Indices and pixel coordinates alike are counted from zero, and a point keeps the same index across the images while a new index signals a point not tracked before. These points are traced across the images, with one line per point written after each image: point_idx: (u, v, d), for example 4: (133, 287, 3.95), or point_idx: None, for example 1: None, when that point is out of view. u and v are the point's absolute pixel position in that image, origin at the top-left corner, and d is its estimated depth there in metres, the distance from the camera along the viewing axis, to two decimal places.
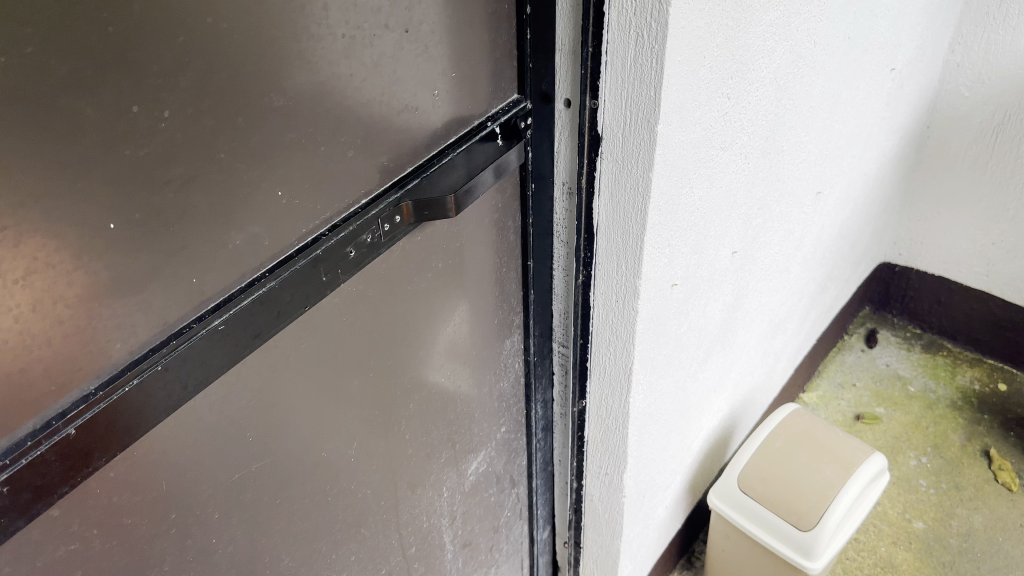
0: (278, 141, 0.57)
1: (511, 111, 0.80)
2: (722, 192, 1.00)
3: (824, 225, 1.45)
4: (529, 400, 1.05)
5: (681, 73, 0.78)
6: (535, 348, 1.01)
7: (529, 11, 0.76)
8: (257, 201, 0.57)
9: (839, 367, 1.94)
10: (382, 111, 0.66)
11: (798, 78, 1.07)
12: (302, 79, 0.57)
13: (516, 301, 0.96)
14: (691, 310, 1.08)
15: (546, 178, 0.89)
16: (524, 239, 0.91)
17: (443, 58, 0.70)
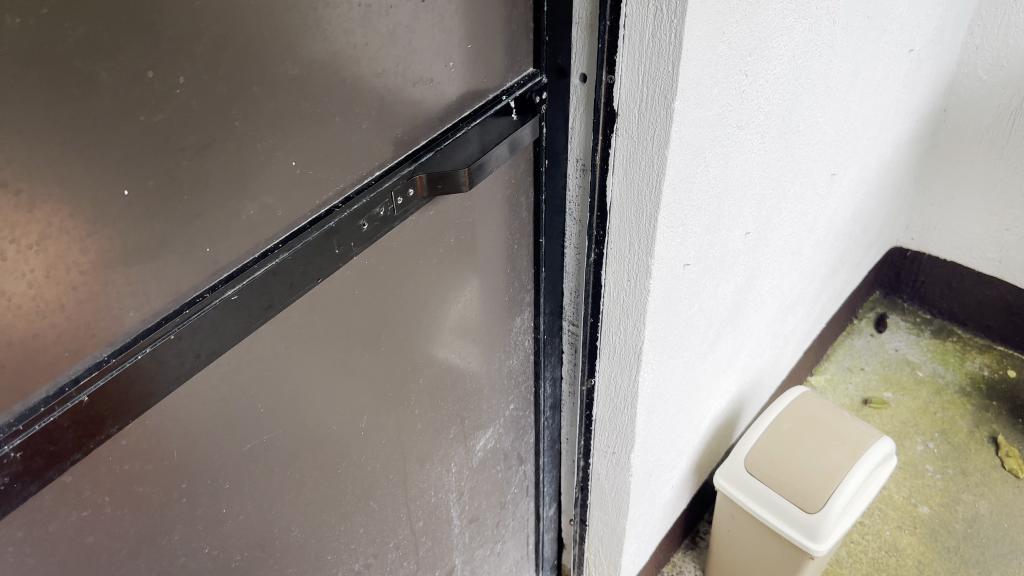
0: (293, 110, 0.57)
1: (527, 85, 0.79)
2: (737, 171, 1.00)
3: (837, 207, 1.44)
4: (538, 378, 1.05)
5: (699, 50, 0.77)
6: (546, 326, 1.01)
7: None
8: (270, 171, 0.57)
9: (848, 351, 1.93)
10: (397, 82, 0.65)
11: (816, 58, 1.05)
12: (318, 48, 0.56)
13: (527, 279, 0.95)
14: (703, 291, 1.07)
15: (561, 154, 0.88)
16: (537, 216, 0.91)
17: (459, 29, 0.69)
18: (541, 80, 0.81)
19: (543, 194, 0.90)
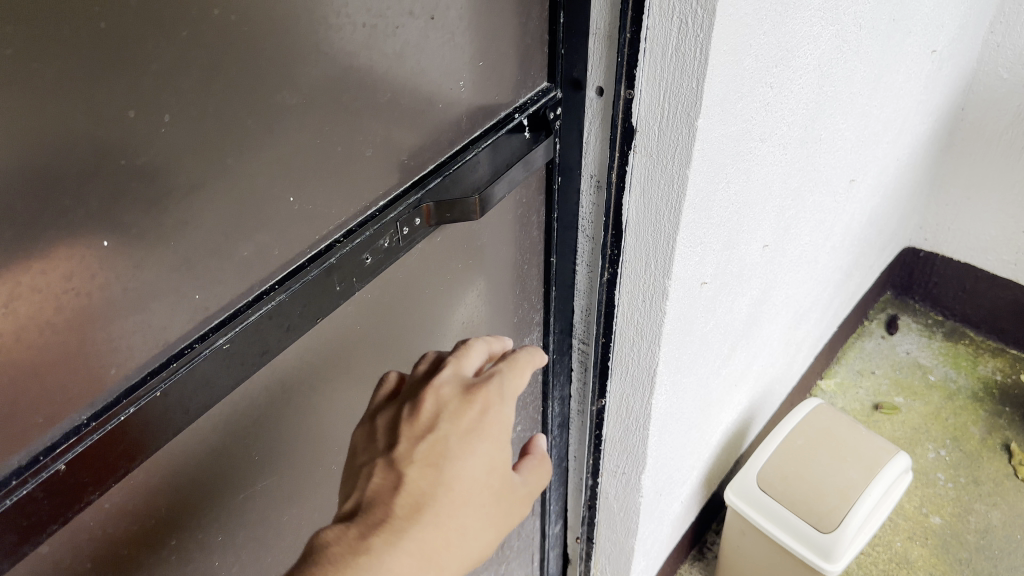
0: (292, 140, 0.52)
1: (541, 101, 0.77)
2: (758, 185, 0.95)
3: (855, 213, 1.39)
4: (546, 398, 1.02)
5: (725, 64, 0.72)
6: (555, 345, 0.98)
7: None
8: (267, 209, 0.52)
9: (858, 354, 1.89)
10: (404, 105, 0.60)
11: (841, 64, 1.00)
12: (320, 74, 0.52)
13: (536, 298, 0.94)
14: (719, 307, 1.03)
15: (574, 171, 0.84)
16: (548, 234, 0.89)
17: (469, 46, 0.64)
18: (556, 96, 0.78)
19: (556, 211, 0.87)
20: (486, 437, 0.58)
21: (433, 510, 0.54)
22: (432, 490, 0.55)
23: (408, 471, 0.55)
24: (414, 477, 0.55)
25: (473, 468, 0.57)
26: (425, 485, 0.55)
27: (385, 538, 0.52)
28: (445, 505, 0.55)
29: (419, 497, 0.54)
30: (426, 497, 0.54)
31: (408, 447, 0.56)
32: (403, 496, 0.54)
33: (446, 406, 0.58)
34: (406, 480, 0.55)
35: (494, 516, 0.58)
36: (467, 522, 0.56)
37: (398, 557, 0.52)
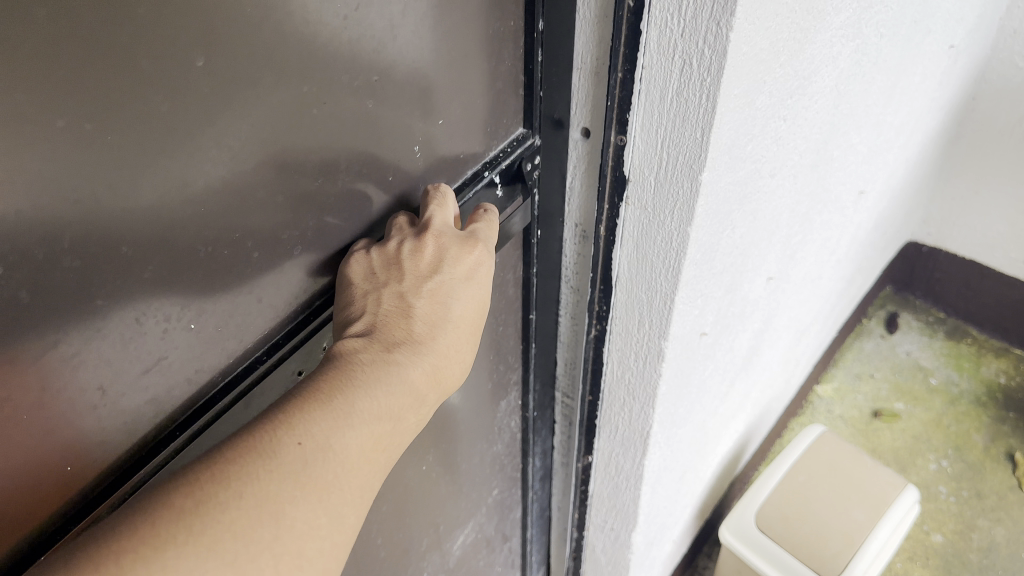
0: (188, 259, 0.42)
1: (515, 152, 0.67)
2: (765, 221, 0.84)
3: (862, 223, 1.29)
4: (527, 455, 0.94)
5: (735, 108, 0.61)
6: (535, 402, 0.89)
7: (541, 28, 0.61)
8: (162, 347, 0.43)
9: (857, 356, 1.81)
10: (338, 188, 0.50)
11: (859, 78, 0.88)
12: (223, 172, 0.41)
13: (515, 357, 0.83)
14: (719, 350, 0.93)
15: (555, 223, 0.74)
16: (527, 288, 0.78)
17: (421, 105, 0.54)
18: (532, 142, 0.69)
19: (535, 265, 0.77)
20: (481, 284, 0.56)
21: (444, 338, 0.52)
22: (442, 319, 0.53)
23: (420, 298, 0.52)
24: (426, 302, 0.52)
25: (471, 304, 0.55)
26: (435, 313, 0.52)
27: (408, 352, 0.49)
28: (452, 338, 0.53)
29: (432, 323, 0.52)
30: (438, 325, 0.52)
31: (418, 276, 0.53)
32: (417, 319, 0.51)
33: (452, 239, 0.55)
34: (416, 309, 0.52)
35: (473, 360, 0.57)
36: (463, 357, 0.54)
37: (420, 373, 0.49)
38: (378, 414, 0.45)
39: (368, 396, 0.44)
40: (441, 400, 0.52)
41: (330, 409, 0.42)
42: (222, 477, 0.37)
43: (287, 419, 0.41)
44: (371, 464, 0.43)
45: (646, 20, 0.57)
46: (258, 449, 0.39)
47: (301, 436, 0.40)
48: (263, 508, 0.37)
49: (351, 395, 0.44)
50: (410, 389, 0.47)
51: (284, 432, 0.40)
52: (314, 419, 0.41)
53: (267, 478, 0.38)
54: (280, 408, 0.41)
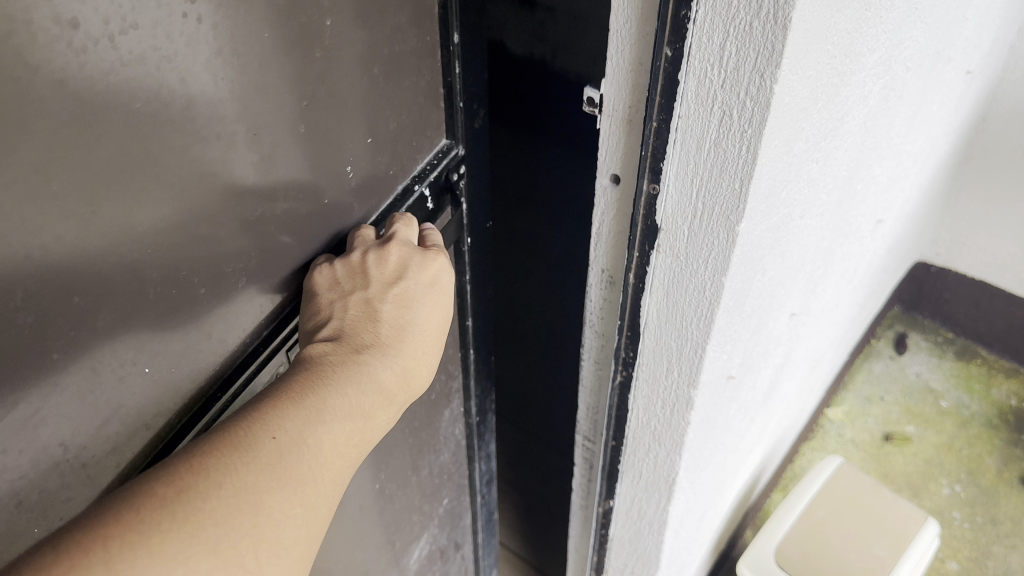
0: (138, 302, 0.47)
1: (441, 163, 0.75)
2: (792, 260, 0.82)
3: (877, 250, 1.27)
4: (471, 456, 1.09)
5: (774, 158, 0.58)
6: (476, 408, 1.02)
7: (455, 43, 0.68)
8: (120, 389, 0.48)
9: (866, 378, 1.79)
10: (279, 218, 0.57)
11: (886, 112, 0.87)
12: (166, 212, 0.46)
13: (455, 364, 0.93)
14: (743, 389, 0.91)
15: (478, 220, 0.85)
16: (461, 293, 0.87)
17: (350, 122, 0.61)
18: (458, 152, 0.76)
19: (468, 272, 0.86)
20: (438, 294, 0.63)
21: (407, 341, 0.58)
22: (405, 325, 0.59)
23: (385, 304, 0.58)
24: (392, 308, 0.59)
25: (432, 313, 0.62)
26: (399, 319, 0.59)
27: (375, 353, 0.55)
28: (416, 341, 0.59)
29: (396, 328, 0.58)
30: (402, 330, 0.58)
31: (383, 286, 0.59)
32: (382, 324, 0.57)
33: (415, 253, 0.63)
34: (381, 315, 0.58)
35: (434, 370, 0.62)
36: (427, 361, 0.60)
37: (387, 374, 0.55)
38: (348, 409, 0.50)
39: (340, 394, 0.50)
40: (408, 400, 0.58)
41: (306, 406, 0.47)
42: (206, 466, 0.41)
43: (263, 414, 0.45)
44: (343, 457, 0.48)
45: (684, 70, 0.54)
46: (237, 441, 0.43)
47: (276, 430, 0.45)
48: (242, 495, 0.41)
49: (324, 393, 0.49)
50: (377, 388, 0.53)
51: (260, 427, 0.44)
52: (290, 415, 0.46)
53: (245, 467, 0.42)
54: (259, 405, 0.46)
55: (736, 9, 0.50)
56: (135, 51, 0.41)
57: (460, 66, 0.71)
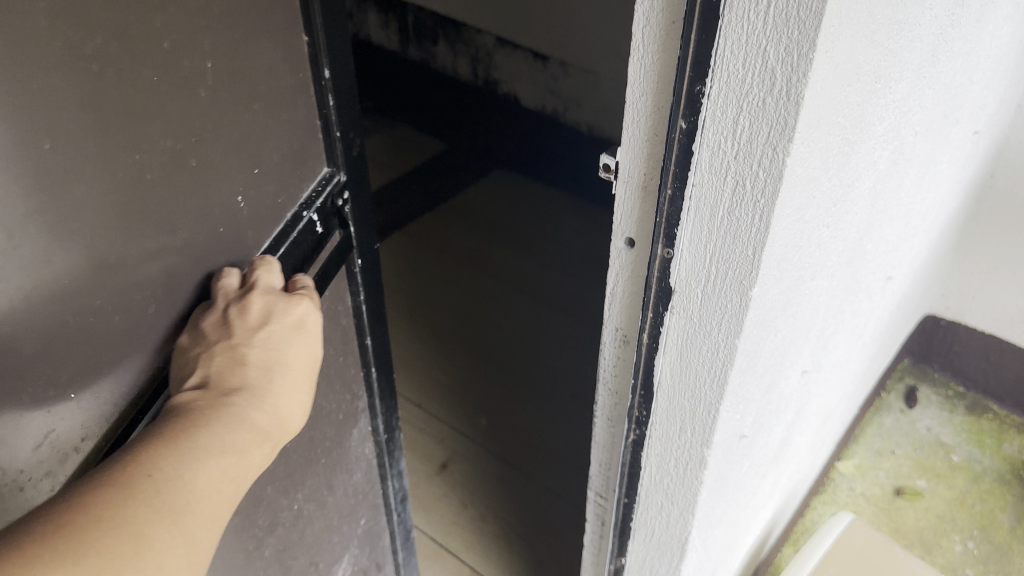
0: (55, 329, 0.52)
1: (325, 190, 0.78)
2: (803, 320, 0.83)
3: (887, 306, 1.28)
4: (384, 478, 1.09)
5: (786, 225, 0.60)
6: (384, 425, 1.03)
7: (326, 78, 0.74)
8: (40, 410, 0.53)
9: (877, 431, 1.79)
10: (180, 246, 0.62)
11: (895, 175, 0.89)
12: (74, 241, 0.52)
13: (359, 384, 0.96)
14: (756, 446, 0.91)
15: (368, 242, 0.89)
16: (358, 314, 0.91)
17: (239, 155, 0.66)
18: (340, 179, 0.80)
19: (363, 292, 0.90)
20: (308, 332, 0.66)
21: (278, 379, 0.61)
22: (275, 364, 0.62)
23: (252, 347, 0.61)
24: (258, 351, 0.61)
25: (301, 351, 0.64)
26: (270, 359, 0.61)
27: (246, 394, 0.58)
28: (287, 379, 0.62)
29: (266, 368, 0.61)
30: (271, 369, 0.61)
31: (247, 330, 0.61)
32: (251, 366, 0.60)
33: (278, 297, 0.64)
34: (249, 358, 0.60)
35: (310, 405, 0.66)
36: (298, 400, 0.63)
37: (258, 413, 0.58)
38: (221, 446, 0.54)
39: (211, 434, 0.54)
40: (285, 433, 0.61)
41: (179, 448, 0.51)
42: (85, 507, 0.45)
43: (136, 457, 0.49)
44: (219, 489, 0.53)
45: (698, 140, 0.56)
46: (116, 482, 0.47)
47: (151, 468, 0.49)
48: (124, 531, 0.46)
49: (195, 434, 0.53)
50: (248, 426, 0.57)
51: (135, 468, 0.49)
52: (164, 457, 0.50)
53: (123, 507, 0.46)
54: (132, 450, 0.50)
55: (749, 85, 0.52)
56: (36, 92, 0.47)
57: (334, 100, 0.76)
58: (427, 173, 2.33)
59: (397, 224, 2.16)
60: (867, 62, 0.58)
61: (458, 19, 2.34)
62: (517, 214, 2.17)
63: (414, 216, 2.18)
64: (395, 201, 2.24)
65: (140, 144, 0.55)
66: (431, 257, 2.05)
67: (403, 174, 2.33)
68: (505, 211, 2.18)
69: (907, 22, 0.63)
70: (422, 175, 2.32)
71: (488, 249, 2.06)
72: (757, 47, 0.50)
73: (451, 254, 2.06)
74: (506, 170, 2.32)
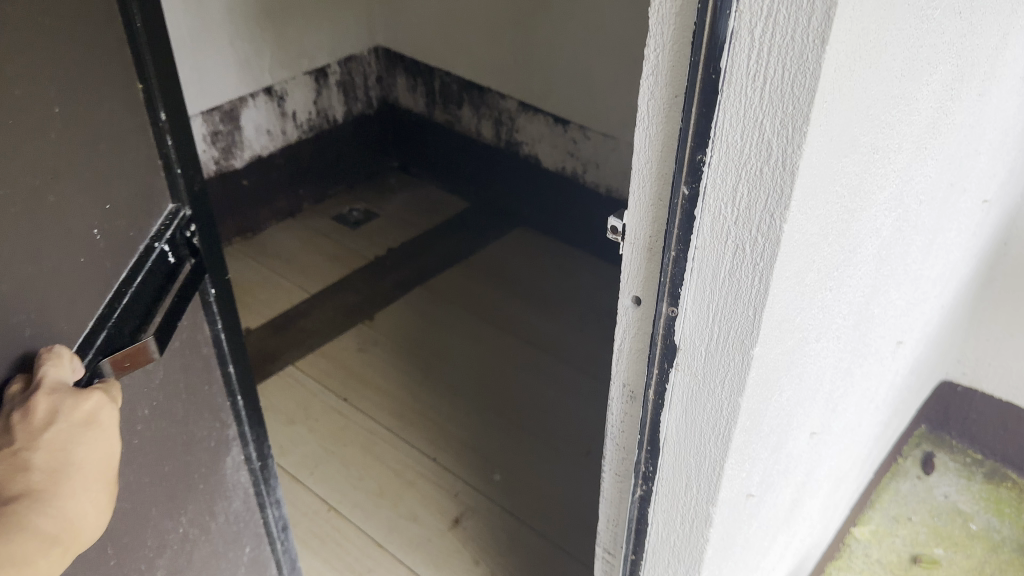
0: None
1: (173, 224, 0.82)
2: (809, 382, 0.85)
3: (899, 370, 1.29)
4: (263, 507, 1.11)
5: (786, 287, 0.62)
6: (256, 452, 1.06)
7: (162, 118, 0.78)
8: None
9: (893, 497, 1.77)
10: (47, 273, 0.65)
11: (900, 242, 0.91)
12: None
13: (227, 412, 0.99)
14: (763, 507, 0.92)
15: (221, 271, 0.92)
16: (219, 343, 0.94)
17: (95, 188, 0.70)
18: (185, 212, 0.85)
19: (219, 321, 0.93)
20: (105, 426, 0.64)
21: (66, 483, 0.60)
22: (63, 466, 0.61)
23: (36, 451, 0.59)
24: (43, 454, 0.59)
25: (96, 448, 0.63)
26: (56, 462, 0.60)
27: (28, 503, 0.58)
28: (77, 480, 0.61)
29: (51, 473, 0.60)
30: (57, 472, 0.60)
31: (31, 436, 0.59)
32: (34, 473, 0.59)
33: (66, 393, 0.62)
34: (33, 462, 0.59)
35: (111, 500, 0.65)
36: (94, 502, 0.63)
37: (41, 520, 0.58)
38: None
39: None
40: (81, 530, 0.61)
41: None
42: None
43: None
44: None
45: (700, 205, 0.59)
46: None
47: None
48: None
49: None
50: (31, 537, 0.57)
51: None
52: None
53: None
54: None
55: (747, 155, 0.55)
56: None
57: (172, 137, 0.80)
58: (447, 230, 2.38)
59: (419, 280, 2.20)
60: (863, 135, 0.61)
61: (482, 81, 2.28)
62: (536, 272, 2.21)
63: (435, 272, 2.22)
64: (416, 257, 2.29)
65: (4, 177, 0.59)
66: (445, 316, 2.08)
67: (427, 231, 2.39)
68: (525, 269, 2.22)
69: (902, 98, 0.66)
70: (445, 232, 2.37)
71: (507, 306, 2.10)
72: (754, 120, 0.53)
73: (470, 310, 2.09)
74: (524, 229, 2.37)
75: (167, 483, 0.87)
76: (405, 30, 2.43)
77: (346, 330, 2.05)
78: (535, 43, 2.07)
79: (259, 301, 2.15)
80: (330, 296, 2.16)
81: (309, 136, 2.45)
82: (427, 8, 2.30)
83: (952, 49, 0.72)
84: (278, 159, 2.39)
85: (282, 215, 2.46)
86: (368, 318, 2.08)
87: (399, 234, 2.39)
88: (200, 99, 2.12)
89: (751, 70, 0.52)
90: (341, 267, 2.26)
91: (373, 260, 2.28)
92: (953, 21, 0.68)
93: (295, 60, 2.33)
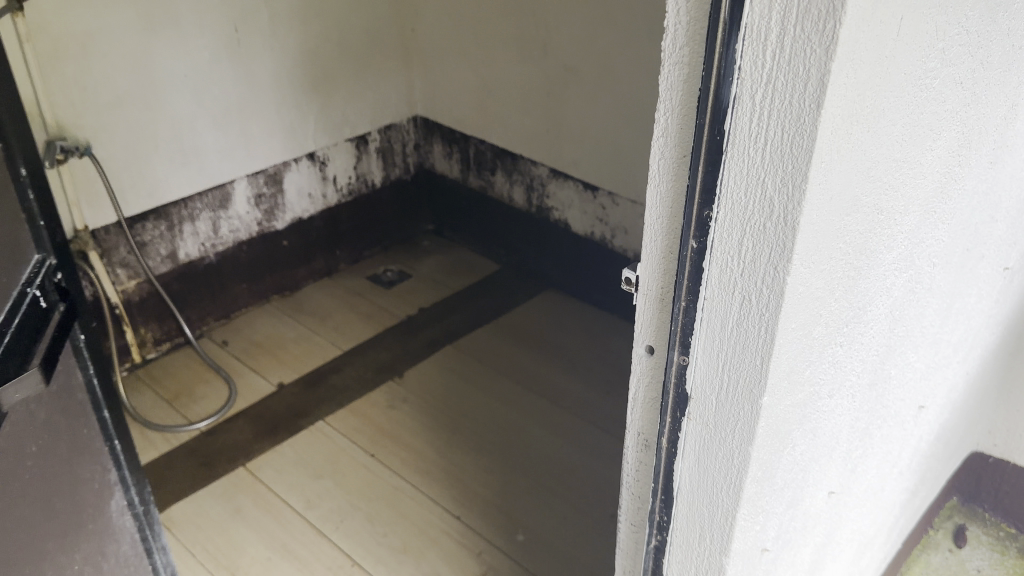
0: None
1: (39, 274, 0.91)
2: (824, 438, 0.87)
3: (923, 436, 1.29)
4: (149, 552, 1.18)
5: (793, 339, 0.65)
6: (139, 497, 1.13)
7: (24, 177, 0.88)
8: None
9: (924, 570, 1.74)
10: None
11: (914, 303, 0.93)
12: None
13: (107, 458, 1.06)
14: (781, 565, 0.92)
15: (86, 320, 1.01)
16: (93, 389, 1.02)
17: None
18: (50, 265, 0.94)
19: (92, 366, 1.01)
20: None
21: None
22: None
23: None
24: None
25: None
26: None
27: None
28: None
29: None
30: None
31: None
32: None
33: None
34: None
35: None
36: None
37: None
38: None
39: None
40: None
41: None
42: None
43: None
44: None
45: (709, 257, 0.62)
46: None
47: None
48: None
49: None
50: None
51: None
52: None
53: None
54: None
55: (751, 211, 0.58)
56: None
57: (31, 195, 0.90)
58: (478, 292, 2.43)
59: (450, 339, 2.25)
60: (866, 195, 0.65)
61: (515, 149, 2.36)
62: (565, 334, 2.24)
63: (464, 332, 2.27)
64: (446, 317, 2.34)
65: None
66: (473, 375, 2.11)
67: (458, 293, 2.44)
68: (554, 331, 2.26)
69: (905, 161, 0.69)
70: (477, 294, 2.43)
71: (535, 366, 2.13)
72: (757, 178, 0.57)
73: (499, 370, 2.12)
74: (554, 292, 2.42)
75: (45, 516, 0.93)
76: (442, 100, 2.52)
77: (377, 386, 2.09)
78: (566, 113, 2.14)
79: (294, 357, 2.21)
80: (363, 353, 2.21)
81: (348, 199, 2.54)
82: (464, 79, 2.41)
83: (955, 117, 0.75)
84: (317, 220, 2.47)
85: (319, 274, 2.54)
86: (398, 376, 2.12)
87: (432, 295, 2.44)
88: (246, 162, 2.22)
89: (752, 132, 0.56)
90: (374, 326, 2.32)
91: (405, 319, 2.34)
92: (954, 90, 0.71)
93: (337, 127, 2.43)
